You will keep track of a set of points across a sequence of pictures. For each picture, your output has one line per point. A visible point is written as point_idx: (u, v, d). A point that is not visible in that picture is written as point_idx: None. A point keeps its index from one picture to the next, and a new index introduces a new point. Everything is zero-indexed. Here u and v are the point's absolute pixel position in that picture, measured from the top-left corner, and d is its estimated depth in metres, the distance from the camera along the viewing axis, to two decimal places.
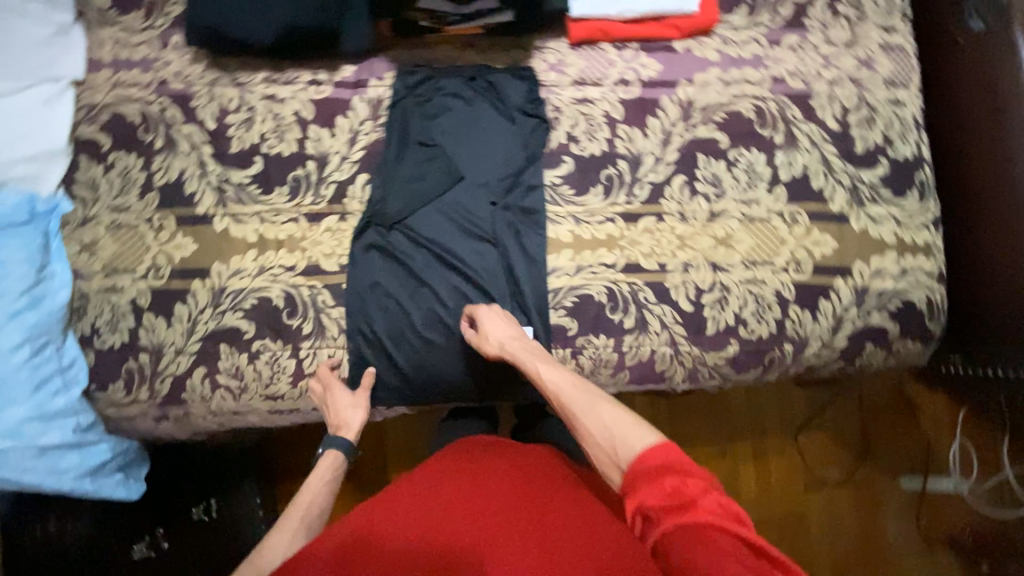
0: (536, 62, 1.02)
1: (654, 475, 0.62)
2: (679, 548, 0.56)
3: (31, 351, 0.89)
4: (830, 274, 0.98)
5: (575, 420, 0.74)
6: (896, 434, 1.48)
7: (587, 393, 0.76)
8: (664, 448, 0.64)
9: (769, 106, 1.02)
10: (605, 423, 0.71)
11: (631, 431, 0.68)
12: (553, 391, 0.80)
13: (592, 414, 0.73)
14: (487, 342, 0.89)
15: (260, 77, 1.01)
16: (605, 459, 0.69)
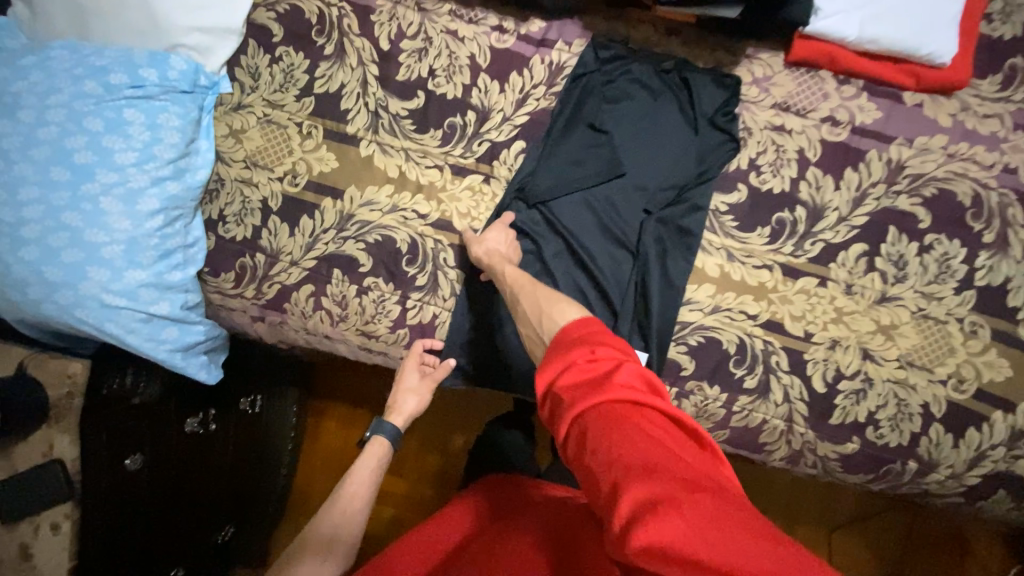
0: (742, 72, 0.91)
1: (568, 348, 0.56)
2: (586, 434, 0.48)
3: (165, 220, 0.87)
4: (991, 403, 0.86)
5: (518, 306, 0.70)
6: None
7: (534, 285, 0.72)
8: (583, 325, 0.58)
9: (991, 197, 0.87)
10: (542, 305, 0.66)
11: (559, 311, 0.63)
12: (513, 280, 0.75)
13: (528, 300, 0.68)
14: (484, 240, 0.85)
15: (446, 9, 0.95)
16: (535, 341, 0.65)
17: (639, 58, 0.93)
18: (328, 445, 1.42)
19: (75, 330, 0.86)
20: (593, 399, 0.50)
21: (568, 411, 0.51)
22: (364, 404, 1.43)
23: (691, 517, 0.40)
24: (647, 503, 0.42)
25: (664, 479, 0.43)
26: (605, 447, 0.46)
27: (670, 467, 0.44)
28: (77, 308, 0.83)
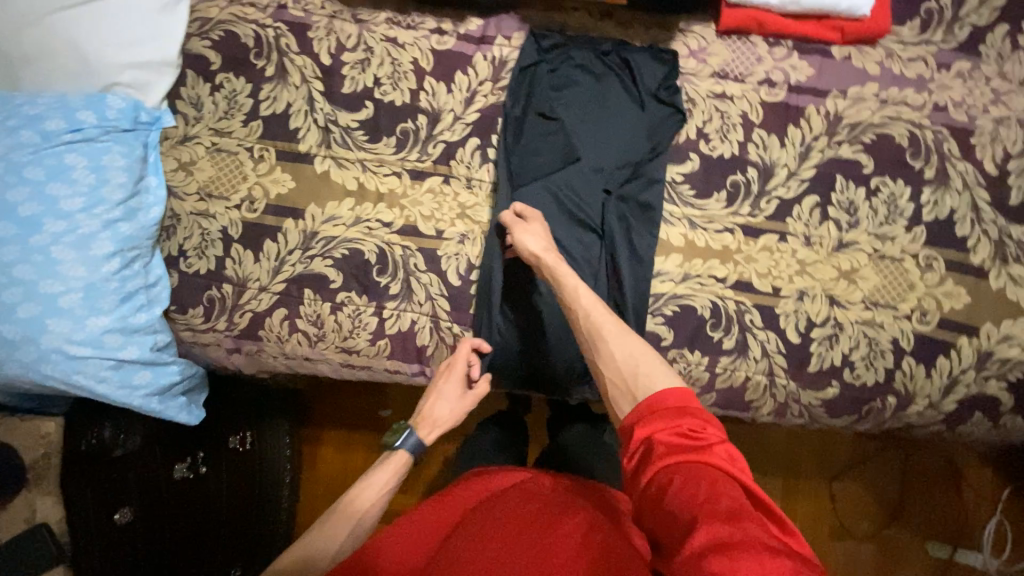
0: (678, 45, 0.94)
1: (669, 411, 0.62)
2: (678, 485, 0.56)
3: (122, 263, 0.85)
4: (954, 331, 0.90)
5: (599, 342, 0.73)
6: (932, 503, 1.58)
7: (614, 319, 0.77)
8: (682, 391, 0.64)
9: (925, 136, 0.92)
10: (634, 357, 0.70)
11: (656, 371, 0.68)
12: (585, 306, 0.77)
13: (616, 340, 0.73)
14: (526, 232, 0.84)
15: (383, 18, 0.96)
16: (619, 386, 0.69)
17: (579, 44, 0.95)
18: (326, 472, 1.39)
19: (43, 386, 0.84)
20: (691, 461, 0.57)
21: (662, 461, 0.58)
22: (356, 426, 1.40)
23: (769, 565, 0.47)
24: (724, 545, 0.49)
25: (744, 527, 0.51)
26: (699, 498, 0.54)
27: (750, 520, 0.52)
28: (40, 363, 0.80)
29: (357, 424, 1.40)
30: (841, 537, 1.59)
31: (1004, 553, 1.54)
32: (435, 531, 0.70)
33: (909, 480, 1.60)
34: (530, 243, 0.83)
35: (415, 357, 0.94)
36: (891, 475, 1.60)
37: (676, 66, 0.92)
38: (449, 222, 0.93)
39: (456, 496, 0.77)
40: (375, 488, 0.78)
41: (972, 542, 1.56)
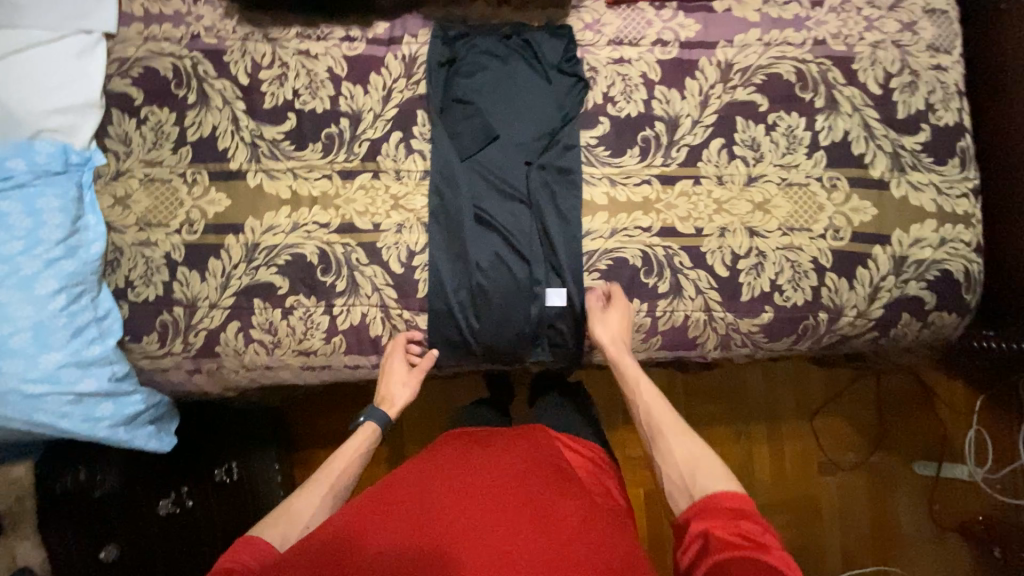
0: (573, 21, 1.01)
1: (726, 514, 0.67)
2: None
3: (68, 299, 0.87)
4: (869, 242, 0.96)
5: (661, 440, 0.80)
6: (912, 424, 1.64)
7: (677, 419, 0.83)
8: (742, 497, 0.69)
9: (810, 69, 0.99)
10: (693, 453, 0.77)
11: (714, 475, 0.73)
12: (649, 399, 0.86)
13: (677, 439, 0.79)
14: (602, 321, 0.93)
15: (294, 33, 1.00)
16: (676, 484, 0.75)
17: (482, 32, 1.00)
18: None
19: (11, 428, 0.86)
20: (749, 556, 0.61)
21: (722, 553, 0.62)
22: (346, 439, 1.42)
23: None
24: None
25: None
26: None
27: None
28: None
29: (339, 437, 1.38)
30: (832, 471, 1.63)
31: (989, 462, 1.59)
32: (433, 481, 0.73)
33: (884, 404, 1.65)
34: (605, 334, 0.91)
35: (372, 349, 0.98)
36: (867, 402, 1.65)
37: (573, 39, 0.99)
38: (384, 215, 0.97)
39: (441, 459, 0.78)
40: (348, 457, 0.84)
41: (956, 455, 1.61)
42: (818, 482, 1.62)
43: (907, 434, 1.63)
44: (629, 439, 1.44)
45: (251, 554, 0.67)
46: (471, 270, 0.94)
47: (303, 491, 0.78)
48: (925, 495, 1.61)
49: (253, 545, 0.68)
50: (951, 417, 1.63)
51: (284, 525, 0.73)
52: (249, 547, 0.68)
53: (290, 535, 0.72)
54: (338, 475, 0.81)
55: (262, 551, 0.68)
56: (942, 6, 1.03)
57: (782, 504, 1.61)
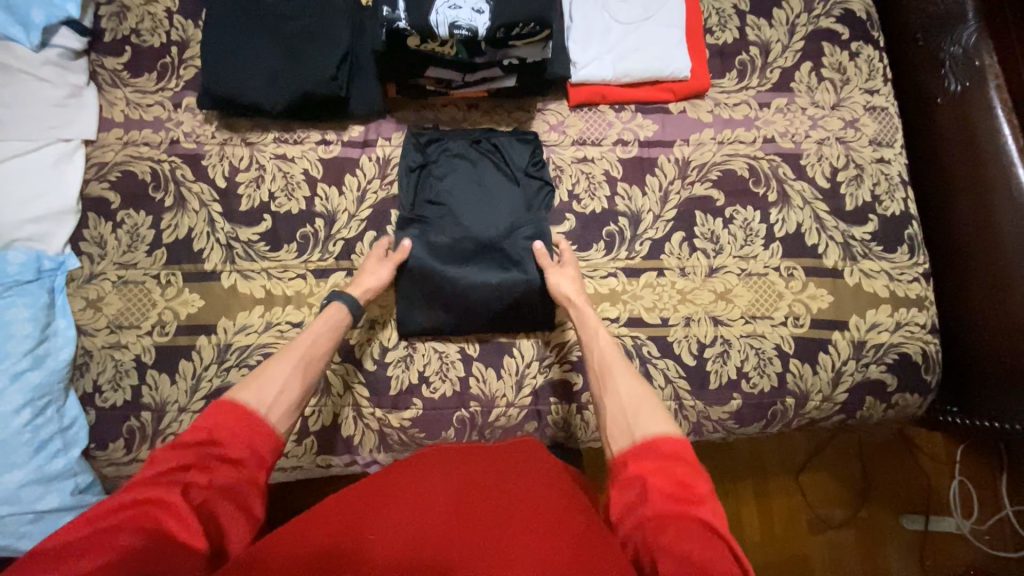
0: (538, 123, 1.06)
1: (663, 457, 0.65)
2: (659, 533, 0.59)
3: (33, 413, 0.88)
4: (827, 328, 1.00)
5: (605, 374, 0.81)
6: (896, 474, 1.60)
7: (622, 361, 0.82)
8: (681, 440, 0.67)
9: (762, 165, 1.05)
10: (633, 394, 0.76)
11: (651, 412, 0.72)
12: (598, 342, 0.86)
13: (624, 379, 0.79)
14: (561, 276, 0.94)
15: (270, 137, 1.03)
16: (616, 418, 0.74)
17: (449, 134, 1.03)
18: None
19: None
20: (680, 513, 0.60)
21: (649, 509, 0.61)
22: None
23: None
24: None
25: None
26: (670, 545, 0.57)
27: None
28: None
29: None
30: (821, 527, 1.57)
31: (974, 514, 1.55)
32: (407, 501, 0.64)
33: (867, 457, 1.61)
34: (562, 285, 0.93)
35: (343, 448, 0.96)
36: (849, 456, 1.61)
37: (538, 143, 1.03)
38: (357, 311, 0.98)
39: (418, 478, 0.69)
40: (320, 330, 0.84)
41: (942, 508, 1.57)
42: (808, 541, 1.56)
43: (893, 486, 1.59)
44: None
45: (232, 429, 0.66)
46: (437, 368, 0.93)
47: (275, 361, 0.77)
48: (918, 551, 1.55)
49: (238, 415, 0.68)
50: (935, 467, 1.60)
51: (259, 389, 0.72)
52: (238, 413, 0.68)
53: (265, 398, 0.71)
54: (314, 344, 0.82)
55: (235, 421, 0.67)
56: (882, 103, 1.08)
57: (771, 564, 1.54)
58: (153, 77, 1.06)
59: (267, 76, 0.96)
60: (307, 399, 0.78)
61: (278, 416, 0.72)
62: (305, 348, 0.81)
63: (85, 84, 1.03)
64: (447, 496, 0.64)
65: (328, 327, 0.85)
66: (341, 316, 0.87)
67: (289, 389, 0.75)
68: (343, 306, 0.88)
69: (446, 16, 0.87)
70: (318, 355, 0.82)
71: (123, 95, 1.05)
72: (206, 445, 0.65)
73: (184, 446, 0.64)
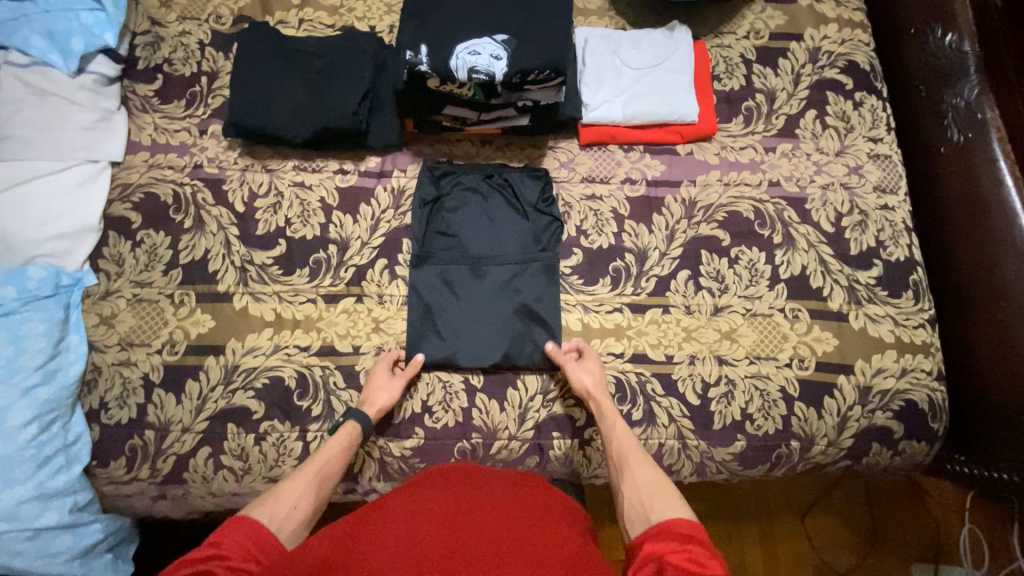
0: (549, 160, 1.09)
1: (679, 537, 0.66)
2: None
3: (39, 428, 0.89)
4: (833, 372, 1.00)
5: (625, 469, 0.82)
6: (904, 520, 1.55)
7: (640, 456, 0.84)
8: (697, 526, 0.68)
9: (767, 208, 1.07)
10: (652, 485, 0.77)
11: (670, 501, 0.73)
12: (617, 438, 0.87)
13: (641, 471, 0.80)
14: (584, 368, 0.95)
15: (290, 165, 1.07)
16: (634, 509, 0.75)
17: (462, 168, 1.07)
18: None
19: None
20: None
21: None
22: None
23: None
24: None
25: None
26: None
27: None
28: None
29: None
30: (827, 574, 1.52)
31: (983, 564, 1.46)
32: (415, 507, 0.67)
33: (875, 503, 1.57)
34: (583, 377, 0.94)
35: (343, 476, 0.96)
36: (856, 502, 1.58)
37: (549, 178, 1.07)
38: (364, 338, 1.00)
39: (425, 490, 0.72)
40: (333, 454, 0.85)
41: (951, 557, 1.52)
42: None
43: (901, 533, 1.54)
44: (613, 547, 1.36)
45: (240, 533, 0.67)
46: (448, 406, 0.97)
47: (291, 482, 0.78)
48: None
49: (246, 524, 0.68)
50: (943, 514, 1.56)
51: (272, 505, 0.73)
52: (247, 525, 0.68)
53: (278, 513, 0.73)
54: (326, 467, 0.83)
55: (253, 529, 0.68)
56: (885, 151, 1.11)
57: None
58: (182, 104, 1.11)
59: (291, 109, 1.00)
60: (315, 515, 0.79)
61: (285, 534, 0.72)
62: (319, 465, 0.83)
63: (116, 109, 1.08)
64: (447, 512, 0.65)
65: (341, 442, 0.87)
66: (353, 436, 0.89)
67: (301, 504, 0.76)
68: (356, 422, 0.90)
69: (465, 61, 0.91)
70: (331, 472, 0.83)
71: (152, 120, 1.10)
72: (215, 557, 0.63)
73: (190, 561, 0.62)
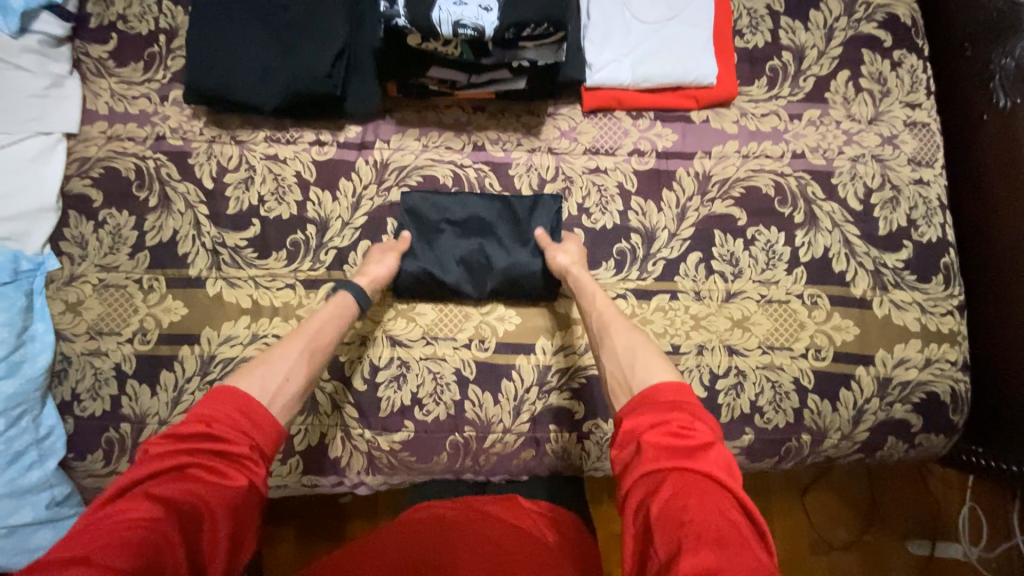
0: (548, 129, 0.99)
1: (659, 407, 0.59)
2: (669, 491, 0.52)
3: (6, 423, 0.84)
4: (852, 363, 0.93)
5: (605, 336, 0.73)
6: (904, 494, 1.41)
7: (624, 322, 0.75)
8: (679, 388, 0.61)
9: (789, 182, 0.97)
10: (633, 344, 0.69)
11: (654, 365, 0.65)
12: (597, 307, 0.78)
13: (624, 337, 0.71)
14: (559, 249, 0.89)
15: (262, 136, 0.97)
16: (616, 377, 0.67)
17: (439, 206, 0.94)
18: None
19: None
20: (683, 465, 0.54)
21: (648, 462, 0.55)
22: (318, 518, 1.19)
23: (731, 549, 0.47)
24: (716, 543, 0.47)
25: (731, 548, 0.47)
26: (685, 513, 0.50)
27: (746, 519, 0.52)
28: None
29: (303, 521, 1.19)
30: (824, 550, 1.37)
31: (983, 539, 1.36)
32: (419, 532, 0.69)
33: (877, 479, 1.42)
34: (564, 258, 0.87)
35: (330, 470, 0.91)
36: (857, 477, 1.42)
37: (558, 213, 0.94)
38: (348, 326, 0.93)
39: (427, 519, 0.73)
40: (324, 321, 0.78)
41: (949, 533, 1.39)
42: (808, 565, 1.36)
43: (900, 509, 1.40)
44: (622, 517, 1.25)
45: (223, 413, 0.61)
46: (443, 419, 0.91)
47: (285, 347, 0.72)
48: None
49: (232, 404, 0.62)
50: (943, 491, 1.42)
51: (264, 376, 0.67)
52: (234, 401, 0.62)
53: (273, 383, 0.66)
54: (320, 335, 0.76)
55: (232, 402, 0.62)
56: (923, 118, 0.99)
57: None
58: (140, 67, 0.99)
59: (257, 72, 0.89)
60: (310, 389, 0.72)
61: (280, 414, 0.65)
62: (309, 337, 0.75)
63: (68, 74, 0.97)
64: (438, 544, 0.66)
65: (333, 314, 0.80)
66: (347, 306, 0.82)
67: (291, 383, 0.68)
68: (349, 294, 0.83)
69: (450, 13, 0.79)
70: (322, 345, 0.75)
71: (108, 86, 0.99)
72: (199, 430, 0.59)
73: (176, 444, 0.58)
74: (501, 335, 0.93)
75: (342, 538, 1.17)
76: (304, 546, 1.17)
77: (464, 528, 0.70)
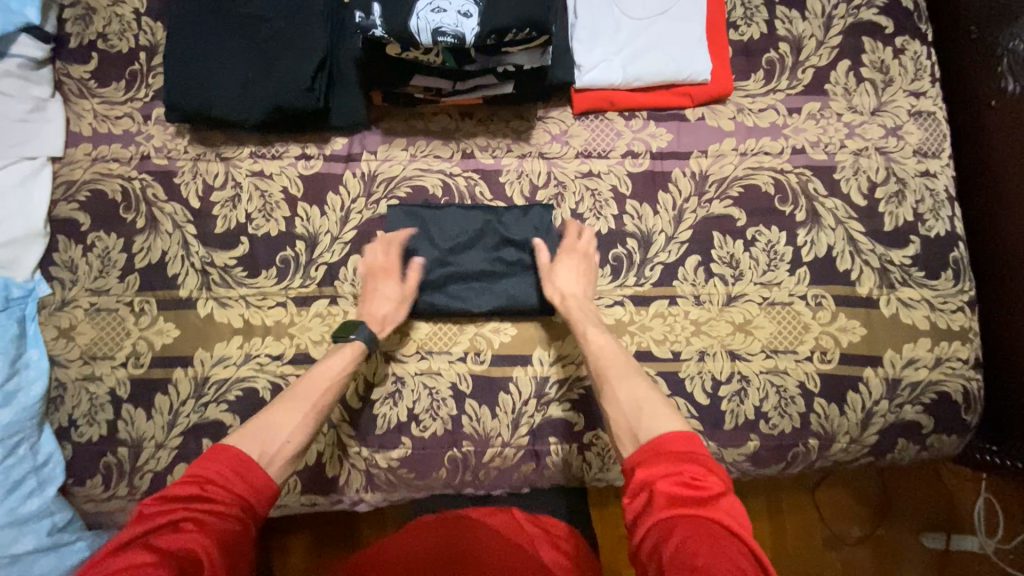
0: (539, 133, 0.96)
1: (670, 457, 0.59)
2: (680, 537, 0.52)
3: (3, 453, 0.83)
4: (860, 364, 0.90)
5: (607, 383, 0.73)
6: (916, 486, 1.38)
7: (624, 365, 0.75)
8: (689, 436, 0.62)
9: (789, 179, 0.93)
10: (637, 394, 0.70)
11: (660, 414, 0.65)
12: (593, 348, 0.78)
13: (625, 383, 0.72)
14: (555, 277, 0.86)
15: (246, 152, 0.95)
16: (621, 425, 0.67)
17: (427, 241, 0.91)
18: None
19: None
20: (694, 514, 0.53)
21: (659, 512, 0.55)
22: (323, 528, 1.18)
23: None
24: None
25: None
26: (696, 559, 0.49)
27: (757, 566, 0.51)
28: None
29: (308, 532, 1.18)
30: (836, 545, 1.35)
31: (998, 531, 1.33)
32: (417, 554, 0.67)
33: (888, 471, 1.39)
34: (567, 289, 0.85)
35: (328, 489, 0.90)
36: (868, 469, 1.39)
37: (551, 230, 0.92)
38: None
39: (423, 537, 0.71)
40: (332, 375, 0.78)
41: (963, 524, 1.36)
42: (820, 561, 1.34)
43: (912, 500, 1.37)
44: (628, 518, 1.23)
45: (221, 464, 0.63)
46: (440, 435, 0.89)
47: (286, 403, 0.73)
48: (935, 570, 1.33)
49: (229, 455, 0.64)
50: (957, 483, 1.39)
51: (261, 435, 0.68)
52: (228, 452, 0.64)
53: (273, 443, 0.68)
54: (325, 390, 0.77)
55: (233, 455, 0.64)
56: (929, 107, 0.95)
57: None
58: (122, 86, 0.98)
59: (238, 88, 0.87)
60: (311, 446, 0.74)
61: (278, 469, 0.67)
62: (318, 392, 0.76)
63: (50, 96, 0.96)
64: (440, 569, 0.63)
65: (342, 365, 0.80)
66: (357, 356, 0.82)
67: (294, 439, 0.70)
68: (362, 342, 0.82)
69: (428, 21, 0.76)
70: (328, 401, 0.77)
71: (91, 107, 0.98)
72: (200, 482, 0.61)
73: (165, 501, 0.59)
74: (497, 348, 0.92)
75: (347, 550, 1.17)
76: (311, 558, 1.17)
77: (467, 551, 0.67)
